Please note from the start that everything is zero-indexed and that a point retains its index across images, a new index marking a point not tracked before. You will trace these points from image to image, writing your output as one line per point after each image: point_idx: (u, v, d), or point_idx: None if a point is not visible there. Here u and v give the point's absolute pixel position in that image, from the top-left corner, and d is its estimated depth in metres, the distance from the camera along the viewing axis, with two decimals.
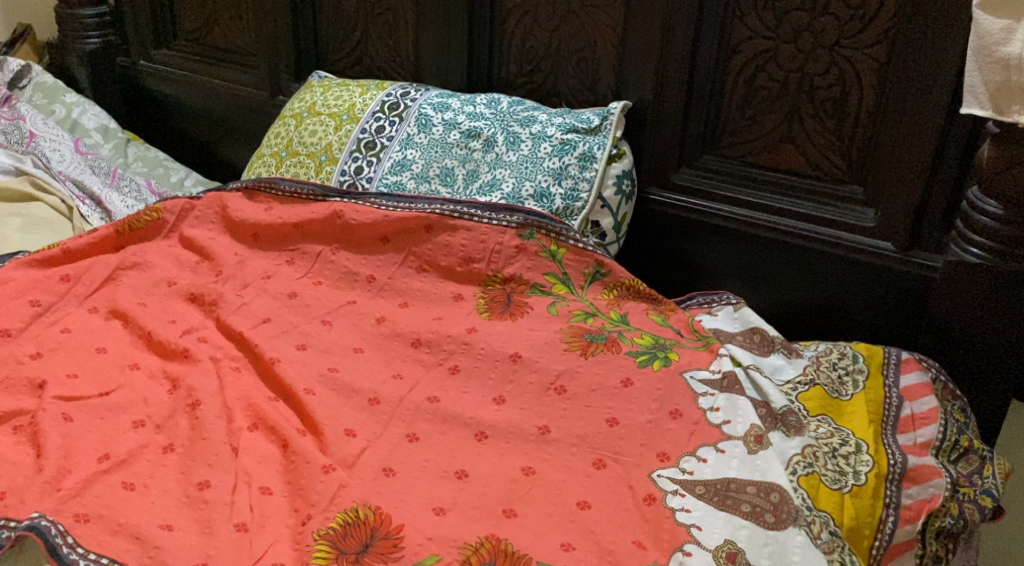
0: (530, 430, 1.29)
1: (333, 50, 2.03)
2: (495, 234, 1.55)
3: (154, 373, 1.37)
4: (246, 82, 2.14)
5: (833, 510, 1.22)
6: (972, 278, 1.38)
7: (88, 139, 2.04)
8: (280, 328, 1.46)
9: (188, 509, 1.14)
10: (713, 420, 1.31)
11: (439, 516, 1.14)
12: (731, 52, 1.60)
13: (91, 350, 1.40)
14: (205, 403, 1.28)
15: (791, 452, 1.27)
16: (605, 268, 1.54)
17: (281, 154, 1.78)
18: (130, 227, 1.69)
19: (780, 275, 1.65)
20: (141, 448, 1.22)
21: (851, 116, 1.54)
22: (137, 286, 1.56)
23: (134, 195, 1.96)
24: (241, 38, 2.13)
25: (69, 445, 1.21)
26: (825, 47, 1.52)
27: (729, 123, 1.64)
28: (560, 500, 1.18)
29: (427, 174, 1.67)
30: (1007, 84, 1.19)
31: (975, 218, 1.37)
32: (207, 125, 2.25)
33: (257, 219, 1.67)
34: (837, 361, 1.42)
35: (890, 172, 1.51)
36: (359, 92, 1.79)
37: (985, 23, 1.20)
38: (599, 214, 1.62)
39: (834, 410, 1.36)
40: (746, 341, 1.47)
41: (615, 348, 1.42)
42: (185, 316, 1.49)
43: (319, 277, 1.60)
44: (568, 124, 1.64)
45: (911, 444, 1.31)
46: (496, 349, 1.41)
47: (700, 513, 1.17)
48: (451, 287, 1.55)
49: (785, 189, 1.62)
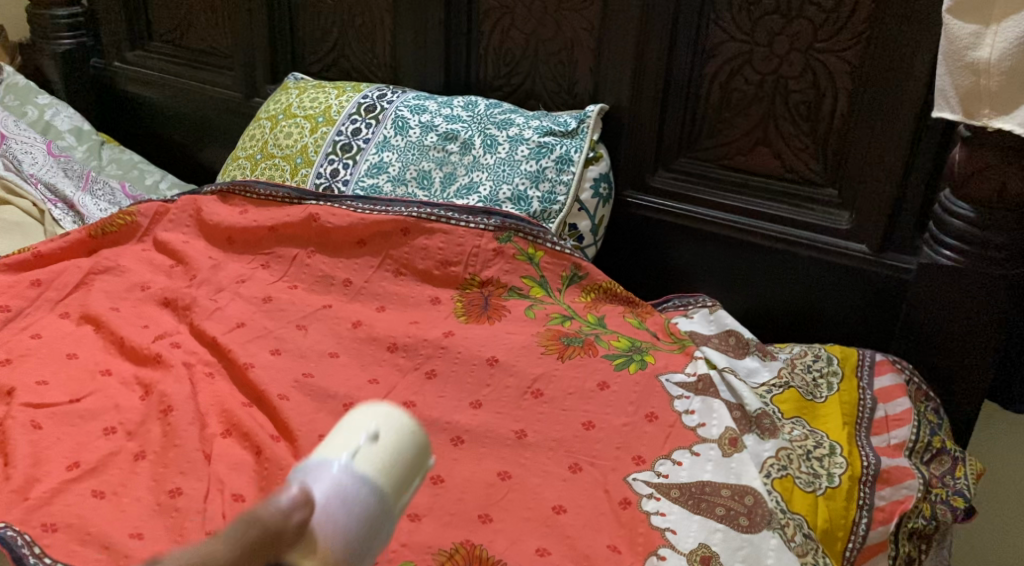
0: (506, 434, 1.29)
1: (310, 51, 2.02)
2: (472, 237, 1.55)
3: (127, 379, 1.36)
4: (222, 84, 2.13)
5: (807, 512, 1.22)
6: (944, 280, 1.39)
7: (62, 142, 2.05)
8: (255, 333, 1.45)
9: (160, 517, 1.13)
10: (688, 423, 1.31)
11: (415, 522, 1.15)
12: (707, 55, 1.60)
13: (62, 357, 1.39)
14: (177, 409, 1.28)
15: (766, 454, 1.27)
16: (582, 271, 1.53)
17: (257, 157, 1.78)
18: (103, 231, 1.68)
19: (757, 278, 1.65)
20: (112, 456, 1.21)
21: (825, 119, 1.55)
22: (111, 291, 1.55)
23: (107, 198, 1.92)
24: (218, 39, 2.12)
25: (38, 453, 1.20)
26: (799, 50, 1.53)
27: (706, 125, 1.65)
28: (536, 505, 1.18)
29: (404, 177, 1.66)
30: (977, 89, 1.21)
31: (947, 221, 1.38)
32: (183, 128, 2.24)
33: (233, 223, 1.66)
34: (812, 363, 1.43)
35: (864, 175, 1.52)
36: (336, 94, 1.78)
37: (954, 28, 1.21)
38: (577, 216, 1.62)
39: (808, 411, 1.37)
40: (722, 344, 1.47)
41: (591, 351, 1.42)
42: (159, 321, 1.48)
43: (295, 281, 1.59)
44: (545, 127, 1.64)
45: (885, 446, 1.33)
46: (473, 353, 1.41)
47: (675, 516, 1.17)
48: (428, 290, 1.55)
49: (762, 192, 1.63)
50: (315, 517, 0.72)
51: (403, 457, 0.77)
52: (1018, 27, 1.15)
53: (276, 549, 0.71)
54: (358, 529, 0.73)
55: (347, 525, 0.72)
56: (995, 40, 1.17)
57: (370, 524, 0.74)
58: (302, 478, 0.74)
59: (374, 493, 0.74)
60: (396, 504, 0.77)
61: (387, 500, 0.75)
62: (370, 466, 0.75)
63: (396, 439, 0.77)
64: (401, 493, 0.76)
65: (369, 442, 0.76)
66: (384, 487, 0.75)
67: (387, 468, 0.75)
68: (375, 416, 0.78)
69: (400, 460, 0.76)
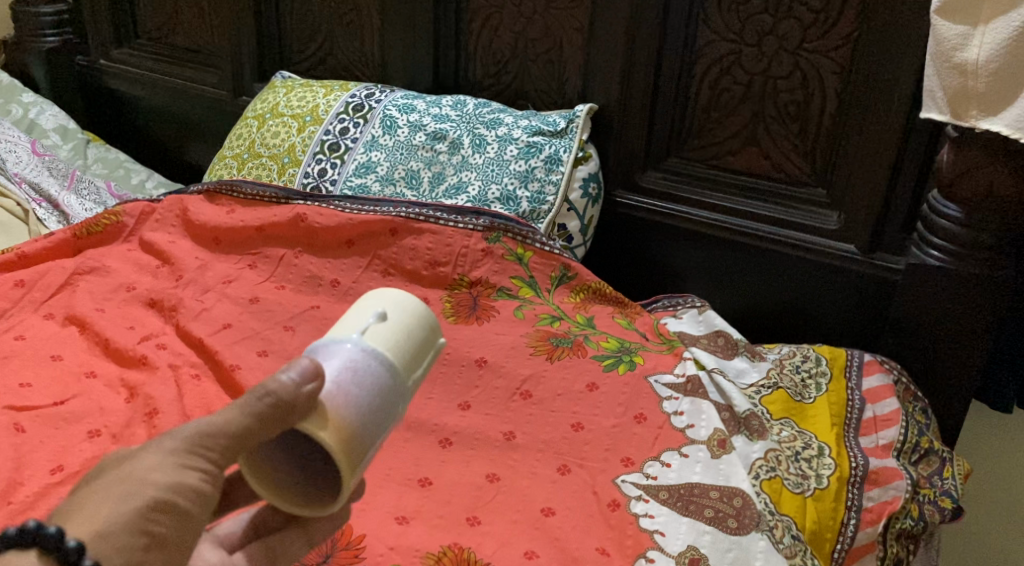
0: (495, 436, 1.28)
1: (297, 50, 2.01)
2: (460, 238, 1.54)
3: (112, 381, 1.35)
4: (209, 82, 2.12)
5: (795, 514, 1.22)
6: (932, 280, 1.39)
7: (47, 140, 2.03)
8: (242, 334, 1.44)
9: None
10: (677, 424, 1.31)
11: (403, 525, 1.14)
12: (697, 55, 1.60)
13: (46, 359, 1.38)
14: (162, 412, 1.27)
15: (755, 456, 1.27)
16: (571, 271, 1.53)
17: (244, 157, 1.76)
18: (88, 231, 1.67)
19: (746, 278, 1.65)
20: (96, 459, 1.20)
21: (814, 119, 1.54)
22: (96, 292, 1.54)
23: (93, 198, 1.90)
24: (205, 36, 2.10)
25: (22, 457, 1.19)
26: (788, 50, 1.52)
27: (695, 125, 1.65)
28: (524, 507, 1.18)
29: (392, 177, 1.65)
30: (965, 89, 1.21)
31: (935, 221, 1.38)
32: (170, 127, 2.23)
33: (220, 223, 1.65)
34: (801, 364, 1.43)
35: (853, 175, 1.52)
36: (323, 93, 1.77)
37: (943, 29, 1.21)
38: (566, 217, 1.61)
39: (797, 412, 1.37)
40: (711, 344, 1.47)
41: (580, 352, 1.42)
42: (144, 322, 1.47)
43: (283, 282, 1.57)
44: (535, 127, 1.63)
45: (873, 446, 1.33)
46: (462, 354, 1.40)
47: (663, 518, 1.17)
48: (416, 290, 1.54)
49: (751, 192, 1.63)
50: (330, 386, 0.79)
51: (409, 338, 0.84)
52: (1006, 29, 1.15)
53: (293, 415, 0.78)
54: (370, 397, 0.80)
55: (359, 395, 0.80)
56: (983, 41, 1.17)
57: (382, 396, 0.81)
58: (318, 357, 0.82)
59: (384, 367, 0.82)
60: (408, 381, 0.84)
61: (396, 375, 0.82)
62: (379, 344, 0.83)
63: (401, 322, 0.85)
64: (411, 370, 0.84)
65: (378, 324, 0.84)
66: (394, 362, 0.82)
67: (395, 346, 0.83)
68: (384, 301, 0.86)
69: (408, 339, 0.84)
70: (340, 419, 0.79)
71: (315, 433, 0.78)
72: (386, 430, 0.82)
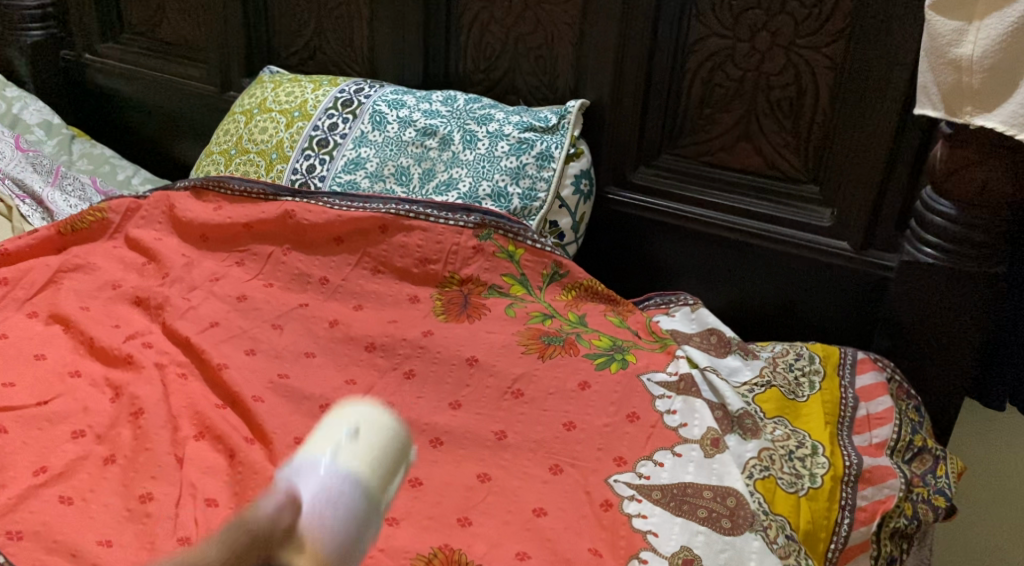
0: (486, 436, 1.27)
1: (286, 44, 1.98)
2: (451, 235, 1.53)
3: (97, 380, 1.33)
4: (195, 77, 2.09)
5: (789, 514, 1.22)
6: (926, 278, 1.38)
7: (31, 136, 2.00)
8: (229, 333, 1.42)
9: (130, 524, 1.11)
10: (670, 423, 1.30)
11: (393, 527, 1.13)
12: (689, 50, 1.59)
13: (29, 358, 1.35)
14: (148, 412, 1.25)
15: (748, 455, 1.26)
16: (563, 269, 1.52)
17: (231, 152, 1.74)
18: (73, 227, 1.64)
19: (737, 276, 1.64)
20: (80, 460, 1.18)
21: (807, 115, 1.53)
22: (80, 290, 1.52)
23: (77, 194, 1.88)
24: (191, 31, 2.08)
25: (4, 459, 1.17)
26: (781, 46, 1.51)
27: (687, 121, 1.63)
28: (516, 508, 1.16)
29: (381, 173, 1.64)
30: (959, 86, 1.20)
31: (928, 218, 1.37)
32: (156, 122, 2.20)
33: (207, 220, 1.63)
34: (794, 362, 1.42)
35: (846, 172, 1.51)
36: (312, 88, 1.75)
37: (937, 24, 1.20)
38: (558, 214, 1.60)
39: (790, 411, 1.36)
40: (703, 342, 1.46)
41: (572, 350, 1.40)
42: (130, 321, 1.45)
43: (271, 279, 1.56)
44: (526, 122, 1.61)
45: (866, 445, 1.33)
46: (452, 353, 1.39)
47: (657, 518, 1.16)
48: (406, 288, 1.53)
49: (743, 189, 1.62)
50: (303, 519, 0.70)
51: (387, 453, 0.75)
52: (1001, 24, 1.14)
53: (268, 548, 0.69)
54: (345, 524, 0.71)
55: (335, 526, 0.70)
56: (978, 37, 1.16)
57: (358, 525, 0.71)
58: (287, 482, 0.72)
59: (362, 492, 0.72)
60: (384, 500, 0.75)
61: (370, 496, 0.73)
62: (354, 464, 0.73)
63: (378, 437, 0.75)
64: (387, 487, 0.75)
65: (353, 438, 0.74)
66: (371, 485, 0.73)
67: (372, 464, 0.74)
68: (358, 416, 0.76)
69: (384, 456, 0.75)
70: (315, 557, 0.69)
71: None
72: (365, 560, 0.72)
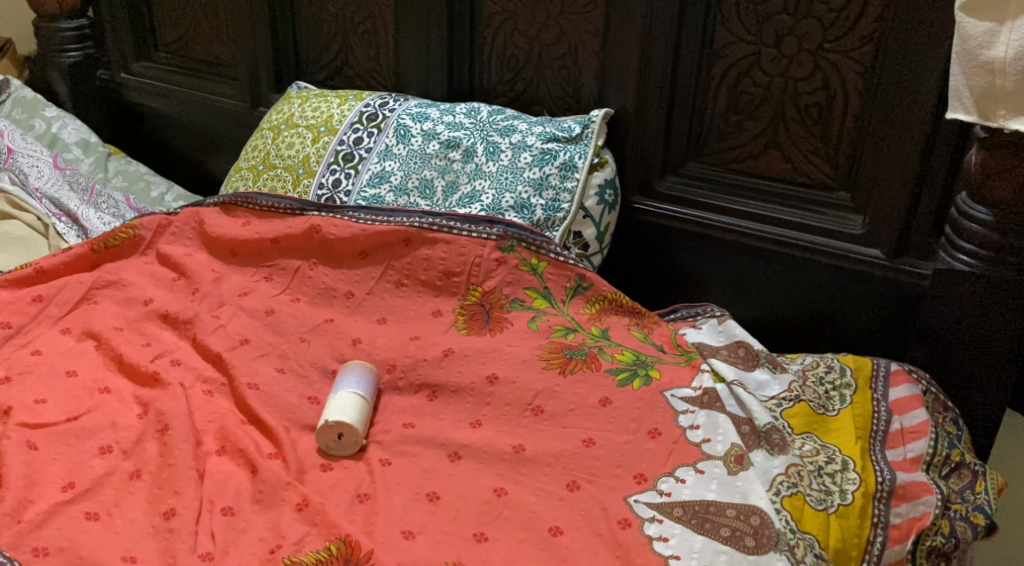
0: (504, 450, 1.27)
1: (315, 61, 2.00)
2: (474, 247, 1.52)
3: (125, 397, 1.37)
4: (226, 94, 2.12)
5: (818, 532, 1.19)
6: (964, 287, 1.34)
7: (69, 154, 2.06)
8: (260, 350, 1.45)
9: (154, 540, 1.15)
10: (692, 438, 1.28)
11: (408, 540, 1.14)
12: (714, 57, 1.56)
13: (61, 374, 1.40)
14: (173, 428, 1.29)
15: (775, 471, 1.24)
16: (587, 282, 1.50)
17: (259, 168, 1.76)
18: (106, 244, 1.68)
19: (767, 285, 1.61)
20: (107, 476, 1.23)
21: (836, 121, 1.50)
22: (113, 309, 1.56)
23: (112, 211, 1.92)
24: (223, 49, 2.11)
25: (33, 475, 1.22)
26: (808, 51, 1.48)
27: (713, 129, 1.61)
28: (532, 526, 1.16)
29: (406, 187, 1.64)
30: (992, 88, 1.16)
31: (964, 225, 1.33)
32: (190, 138, 2.24)
33: (236, 235, 1.65)
34: (824, 375, 1.39)
35: (876, 177, 1.48)
36: (337, 103, 1.76)
37: (968, 26, 1.16)
38: (581, 224, 1.58)
39: (819, 426, 1.33)
40: (730, 355, 1.43)
41: (594, 365, 1.39)
42: (160, 338, 1.49)
43: (298, 294, 1.58)
44: (548, 133, 1.60)
45: (900, 460, 1.28)
46: (474, 371, 1.38)
47: (678, 540, 1.14)
48: (430, 302, 1.53)
49: (772, 197, 1.59)
50: (347, 407, 1.29)
51: None
52: None
53: None
54: (358, 418, 1.28)
55: (352, 413, 1.28)
56: (1010, 38, 1.12)
57: (359, 420, 1.28)
58: (341, 413, 1.28)
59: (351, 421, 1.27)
60: (353, 433, 1.27)
61: (359, 428, 1.27)
62: (342, 427, 1.26)
63: None
64: (349, 434, 1.27)
65: (341, 435, 1.26)
66: (350, 421, 1.27)
67: (351, 414, 1.28)
68: None
69: (351, 426, 1.27)
70: (355, 411, 1.29)
71: (355, 400, 1.30)
72: (356, 431, 1.27)
